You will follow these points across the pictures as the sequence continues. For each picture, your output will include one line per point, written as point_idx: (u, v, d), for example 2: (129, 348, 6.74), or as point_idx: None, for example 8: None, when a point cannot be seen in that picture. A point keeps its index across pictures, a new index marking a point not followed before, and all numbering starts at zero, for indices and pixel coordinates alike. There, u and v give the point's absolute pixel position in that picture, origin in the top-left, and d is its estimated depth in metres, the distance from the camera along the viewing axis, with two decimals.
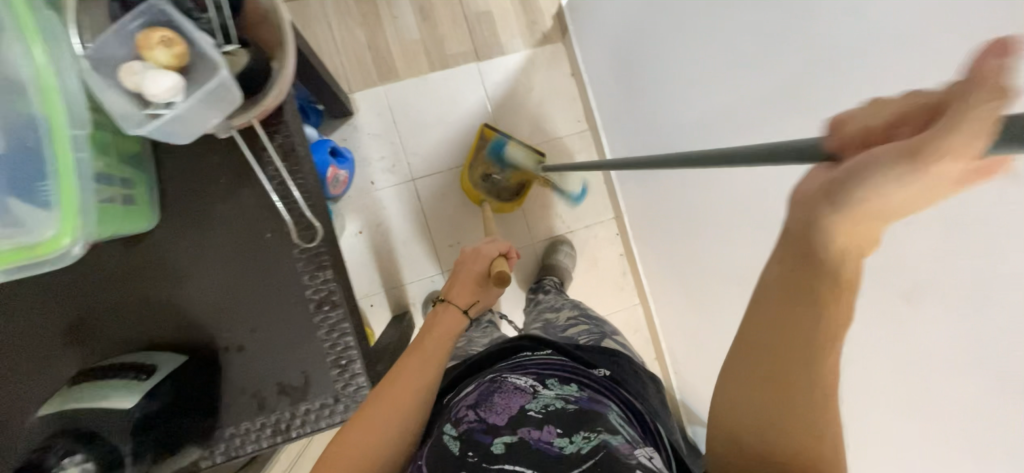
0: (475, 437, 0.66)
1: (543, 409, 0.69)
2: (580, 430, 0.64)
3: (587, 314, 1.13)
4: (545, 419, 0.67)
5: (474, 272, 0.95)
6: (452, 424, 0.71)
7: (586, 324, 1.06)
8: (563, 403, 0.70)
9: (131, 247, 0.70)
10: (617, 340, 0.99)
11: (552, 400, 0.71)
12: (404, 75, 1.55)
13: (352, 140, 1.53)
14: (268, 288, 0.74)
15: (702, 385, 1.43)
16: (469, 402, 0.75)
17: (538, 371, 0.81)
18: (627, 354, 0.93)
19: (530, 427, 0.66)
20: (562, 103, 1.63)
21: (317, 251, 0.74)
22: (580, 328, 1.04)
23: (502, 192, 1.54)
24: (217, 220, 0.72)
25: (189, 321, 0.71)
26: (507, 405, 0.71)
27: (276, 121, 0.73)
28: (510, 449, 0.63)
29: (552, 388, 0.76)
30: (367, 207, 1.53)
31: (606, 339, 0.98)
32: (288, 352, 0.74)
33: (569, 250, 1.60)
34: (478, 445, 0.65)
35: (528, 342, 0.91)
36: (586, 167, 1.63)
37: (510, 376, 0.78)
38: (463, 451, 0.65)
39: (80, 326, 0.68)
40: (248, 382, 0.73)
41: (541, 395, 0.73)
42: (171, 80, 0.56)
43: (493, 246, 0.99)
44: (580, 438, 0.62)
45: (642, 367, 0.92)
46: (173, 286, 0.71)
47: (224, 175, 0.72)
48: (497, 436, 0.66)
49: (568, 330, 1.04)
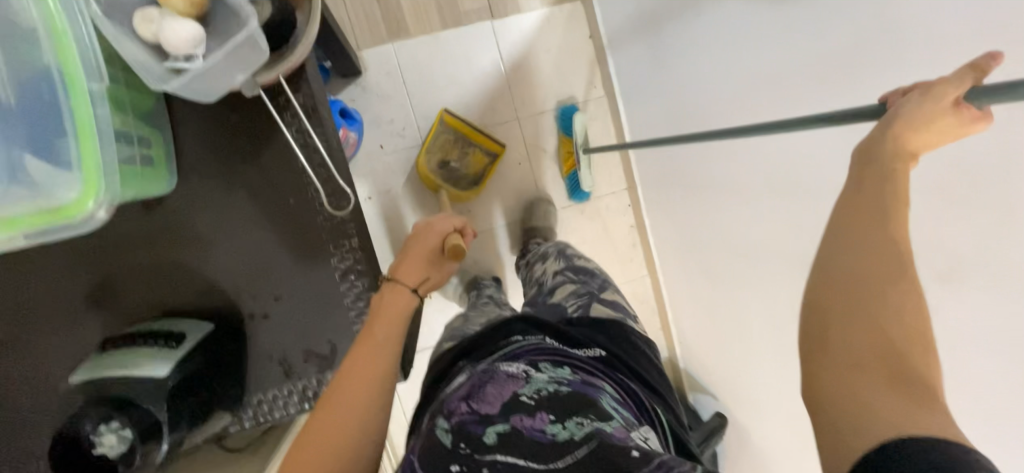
0: (468, 430, 0.64)
1: (536, 394, 0.68)
2: (572, 416, 0.64)
3: (574, 267, 1.10)
4: (538, 405, 0.66)
5: (427, 246, 0.82)
6: (444, 416, 0.68)
7: (574, 282, 1.04)
8: (556, 388, 0.69)
9: (149, 212, 0.67)
10: (605, 303, 0.97)
11: (546, 385, 0.70)
12: (416, 33, 1.47)
13: (360, 101, 1.46)
14: (293, 256, 0.71)
15: (707, 355, 1.46)
16: (460, 393, 0.71)
17: (529, 356, 0.77)
18: (614, 320, 0.92)
19: (522, 415, 0.65)
20: (579, 68, 1.56)
21: (343, 221, 0.72)
22: (566, 291, 1.02)
23: (459, 180, 1.50)
24: (238, 183, 0.69)
25: (212, 287, 0.70)
26: (500, 395, 0.68)
27: (297, 78, 0.68)
28: (503, 438, 0.62)
29: (545, 372, 0.73)
30: (376, 172, 1.49)
31: (594, 304, 0.96)
32: (312, 320, 0.73)
33: None
34: (470, 436, 0.63)
35: (519, 322, 0.87)
36: (601, 136, 1.59)
37: (501, 364, 0.75)
38: (456, 443, 0.63)
39: (105, 289, 0.67)
40: (274, 349, 0.72)
41: (535, 379, 0.71)
42: (192, 29, 0.51)
43: (446, 222, 0.87)
44: (573, 424, 0.63)
45: (637, 335, 0.92)
46: (194, 251, 0.69)
47: (244, 136, 0.68)
48: (489, 426, 0.64)
49: (555, 295, 1.03)
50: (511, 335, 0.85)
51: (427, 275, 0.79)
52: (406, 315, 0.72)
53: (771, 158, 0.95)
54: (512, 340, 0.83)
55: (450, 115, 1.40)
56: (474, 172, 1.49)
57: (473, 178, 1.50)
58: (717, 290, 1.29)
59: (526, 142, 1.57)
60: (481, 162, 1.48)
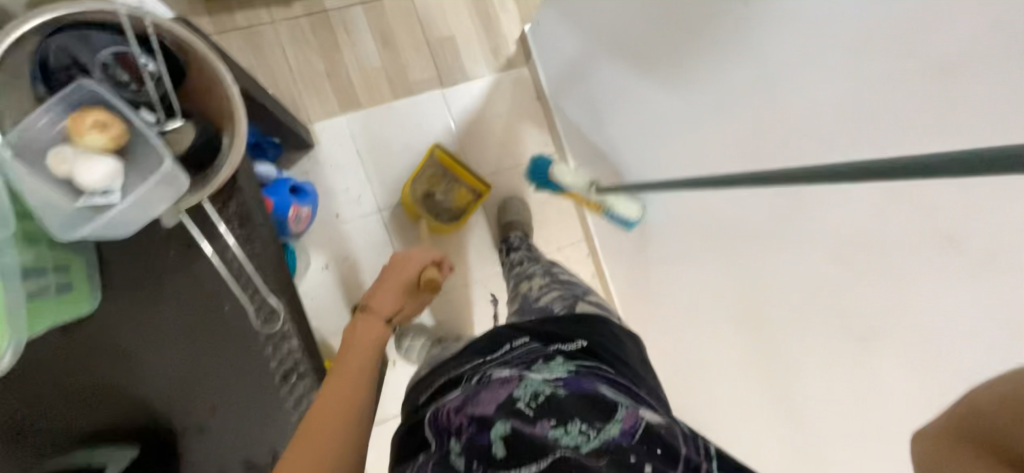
0: (473, 442, 0.52)
1: (535, 399, 0.55)
2: (580, 417, 0.53)
3: (559, 277, 0.94)
4: (541, 411, 0.54)
5: (404, 278, 0.84)
6: (438, 443, 0.55)
7: (561, 289, 0.87)
8: (555, 390, 0.56)
9: (67, 334, 0.64)
10: (591, 302, 0.83)
11: (545, 386, 0.57)
12: (367, 104, 1.51)
13: (314, 172, 1.47)
14: (228, 365, 0.70)
15: None
16: (452, 405, 0.58)
17: (536, 397, 0.55)
18: (607, 319, 0.77)
19: (522, 422, 0.52)
20: (529, 128, 1.62)
21: (282, 325, 0.72)
22: (553, 296, 0.86)
23: (439, 213, 1.51)
24: (169, 295, 0.68)
25: (142, 404, 0.67)
26: (494, 398, 0.56)
27: (230, 189, 0.69)
28: (513, 449, 0.51)
29: (555, 404, 0.54)
30: (333, 240, 1.48)
31: (581, 301, 0.82)
32: (251, 428, 0.70)
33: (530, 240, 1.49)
34: (477, 450, 0.51)
35: (502, 328, 0.74)
36: (555, 191, 1.64)
37: (492, 370, 0.62)
38: (467, 464, 0.51)
39: (16, 421, 0.62)
40: (211, 464, 0.69)
41: (529, 379, 0.58)
42: (108, 167, 0.52)
43: (427, 252, 0.89)
44: (577, 429, 0.52)
45: (621, 328, 0.78)
46: (121, 369, 0.66)
47: (174, 246, 0.68)
48: (492, 433, 0.52)
49: (541, 299, 0.87)
50: (496, 332, 0.73)
51: (399, 311, 0.82)
52: (379, 343, 0.71)
53: None
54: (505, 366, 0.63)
55: (442, 150, 1.46)
56: (458, 206, 1.52)
57: (456, 211, 1.53)
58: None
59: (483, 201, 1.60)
60: (465, 198, 1.52)
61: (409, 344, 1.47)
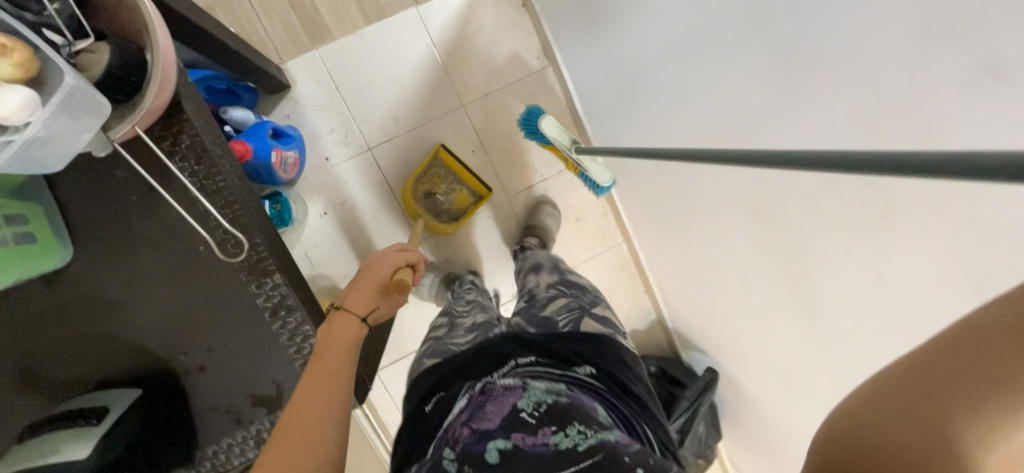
0: (470, 450, 0.64)
1: (535, 409, 0.69)
2: (573, 425, 0.65)
3: (567, 281, 1.09)
4: (539, 421, 0.67)
5: (376, 278, 0.79)
6: (449, 446, 0.67)
7: (567, 299, 1.01)
8: (553, 400, 0.71)
9: (52, 286, 0.64)
10: (597, 314, 0.96)
11: (542, 397, 0.72)
12: (339, 34, 1.40)
13: (295, 115, 1.40)
14: (217, 304, 0.69)
15: (692, 313, 1.44)
16: (462, 418, 0.72)
17: (522, 370, 0.80)
18: (606, 336, 0.90)
19: (524, 433, 0.65)
20: (515, 40, 1.48)
21: (262, 261, 0.69)
22: (559, 304, 1.00)
23: (440, 212, 1.46)
24: (140, 241, 0.66)
25: (139, 349, 0.67)
26: (499, 411, 0.71)
27: (176, 120, 0.63)
28: (506, 455, 0.63)
29: (537, 379, 0.77)
30: (327, 186, 1.44)
31: (585, 317, 0.95)
32: (251, 363, 0.71)
33: (553, 210, 1.54)
34: (472, 454, 0.64)
35: (508, 344, 0.88)
36: (552, 109, 1.52)
37: (499, 380, 0.78)
38: (459, 465, 0.63)
39: (30, 372, 0.65)
40: (219, 400, 0.70)
41: (531, 391, 0.73)
42: (20, 97, 0.44)
43: (401, 254, 0.84)
44: (575, 431, 0.64)
45: (626, 346, 0.91)
46: (110, 317, 0.66)
47: (134, 190, 0.64)
48: (490, 442, 0.65)
49: (548, 307, 1.00)
50: (497, 346, 0.89)
51: (377, 308, 0.76)
52: (354, 347, 0.70)
53: (711, 110, 0.90)
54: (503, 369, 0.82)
55: (445, 150, 1.41)
56: (458, 209, 1.46)
57: (456, 212, 1.47)
58: (687, 247, 1.26)
59: (476, 127, 1.50)
60: (466, 201, 1.47)
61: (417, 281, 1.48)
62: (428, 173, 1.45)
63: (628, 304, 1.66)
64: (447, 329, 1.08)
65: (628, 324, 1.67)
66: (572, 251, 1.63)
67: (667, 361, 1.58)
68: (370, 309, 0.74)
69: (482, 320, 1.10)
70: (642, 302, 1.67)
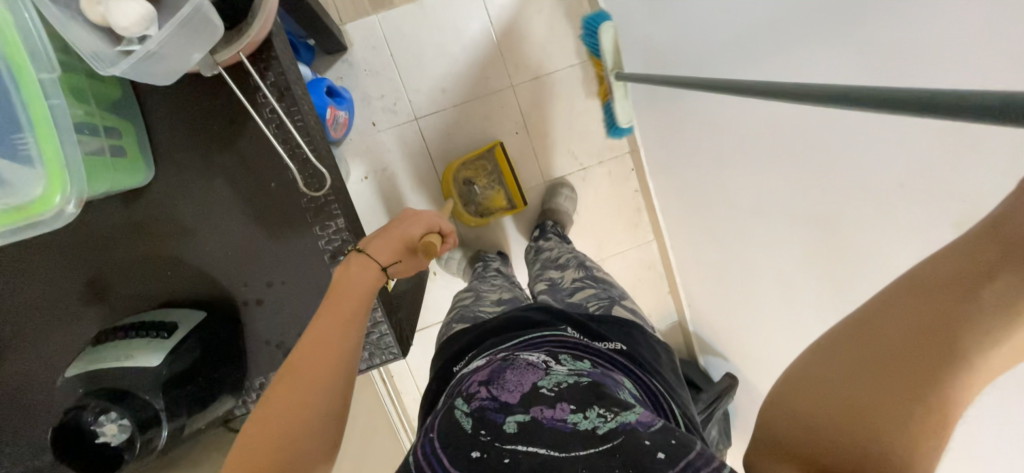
0: (487, 414, 0.65)
1: (555, 386, 0.69)
2: (594, 406, 0.64)
3: (592, 276, 1.11)
4: (558, 395, 0.67)
5: (408, 233, 0.73)
6: (463, 399, 0.70)
7: (593, 289, 1.05)
8: (577, 379, 0.70)
9: (131, 204, 0.66)
10: (626, 305, 0.99)
11: (565, 377, 0.71)
12: (399, 2, 1.40)
13: (348, 78, 1.42)
14: (281, 240, 0.70)
15: (716, 317, 1.44)
16: (480, 377, 0.74)
17: (548, 338, 0.84)
18: (634, 325, 0.92)
19: (542, 406, 0.66)
20: (572, 26, 1.48)
21: (327, 204, 0.70)
22: (587, 293, 1.03)
23: (469, 202, 1.48)
24: (217, 171, 0.67)
25: (204, 275, 0.69)
26: (519, 382, 0.71)
27: (265, 56, 0.65)
28: (524, 427, 0.63)
29: (560, 353, 0.79)
30: (370, 150, 1.46)
31: (616, 305, 0.98)
32: (305, 302, 0.72)
33: (570, 194, 1.52)
34: (490, 424, 0.64)
35: (533, 313, 0.93)
36: (600, 99, 1.52)
37: (522, 354, 0.78)
38: (475, 428, 0.64)
39: (99, 285, 0.67)
40: (272, 333, 0.72)
41: (554, 371, 0.73)
42: (141, 10, 0.47)
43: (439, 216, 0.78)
44: (594, 414, 0.62)
45: (653, 336, 0.93)
46: (180, 241, 0.68)
47: (217, 121, 0.66)
48: (509, 416, 0.65)
49: (575, 295, 1.04)
50: (518, 316, 0.92)
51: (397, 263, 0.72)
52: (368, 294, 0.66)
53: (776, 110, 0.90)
54: (525, 332, 0.86)
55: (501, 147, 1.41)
56: (489, 207, 1.48)
57: (484, 207, 1.48)
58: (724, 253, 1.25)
59: (522, 109, 1.51)
60: (500, 204, 1.48)
61: (448, 255, 1.49)
62: (475, 163, 1.46)
63: (650, 302, 1.67)
64: (473, 298, 1.12)
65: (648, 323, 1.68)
66: (601, 243, 1.63)
67: (684, 363, 1.58)
68: (392, 261, 0.70)
69: (505, 293, 1.15)
70: (664, 303, 1.68)
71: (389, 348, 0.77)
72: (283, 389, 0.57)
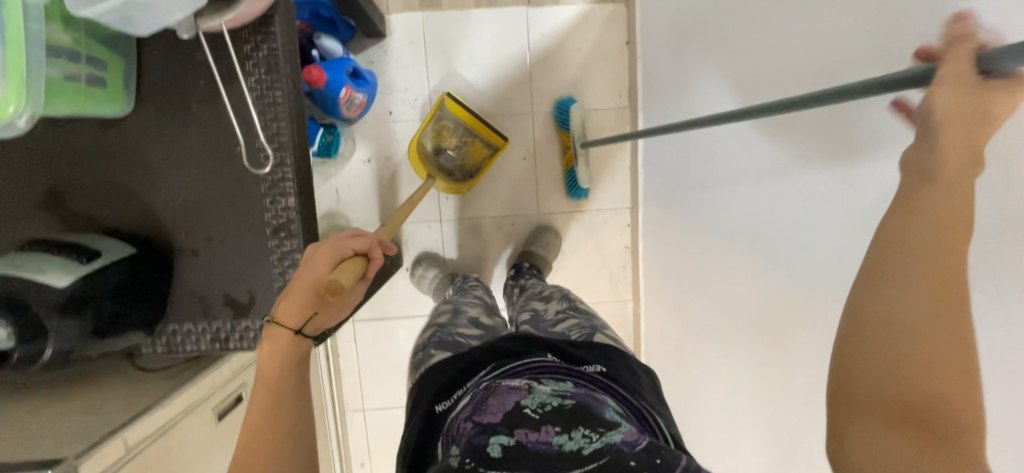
0: (474, 441, 0.62)
1: (540, 407, 0.66)
2: (579, 426, 0.62)
3: (575, 306, 1.09)
4: (543, 418, 0.64)
5: (314, 278, 0.65)
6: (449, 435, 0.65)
7: (576, 318, 1.02)
8: (560, 401, 0.67)
9: (106, 129, 0.70)
10: (609, 335, 0.96)
11: (549, 398, 0.68)
12: (447, 7, 1.44)
13: (379, 64, 1.46)
14: (230, 202, 0.72)
15: (667, 397, 1.38)
16: (464, 411, 0.70)
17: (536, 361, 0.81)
18: (614, 346, 0.90)
19: (527, 429, 0.63)
20: (606, 72, 1.48)
21: (283, 181, 0.72)
22: (571, 323, 1.00)
23: (454, 170, 1.43)
24: (191, 121, 0.70)
25: (150, 213, 0.72)
26: (503, 405, 0.68)
27: (264, 30, 0.68)
28: (510, 451, 0.60)
29: (549, 376, 0.77)
30: (381, 136, 1.49)
31: (598, 333, 0.95)
32: (236, 266, 0.74)
33: (552, 239, 1.51)
34: (474, 449, 0.61)
35: (510, 343, 0.87)
36: (615, 149, 1.51)
37: (503, 381, 0.75)
38: (462, 458, 0.60)
39: (56, 196, 0.70)
40: (198, 286, 0.74)
41: (537, 391, 0.70)
42: None
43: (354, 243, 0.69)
44: (580, 434, 0.61)
45: (635, 360, 0.88)
46: (138, 175, 0.71)
47: (202, 76, 0.69)
48: (494, 438, 0.62)
49: (558, 324, 1.01)
50: (501, 346, 0.87)
51: (316, 315, 0.67)
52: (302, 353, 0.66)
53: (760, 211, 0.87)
54: (512, 359, 0.82)
55: (452, 99, 1.32)
56: (470, 163, 1.41)
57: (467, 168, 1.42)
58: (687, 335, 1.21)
59: (535, 137, 1.51)
60: (479, 154, 1.39)
61: (422, 273, 1.49)
62: (442, 126, 1.38)
63: None
64: (449, 316, 1.08)
65: None
66: (578, 288, 1.60)
67: None
68: (305, 320, 0.65)
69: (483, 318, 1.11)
70: None
71: None
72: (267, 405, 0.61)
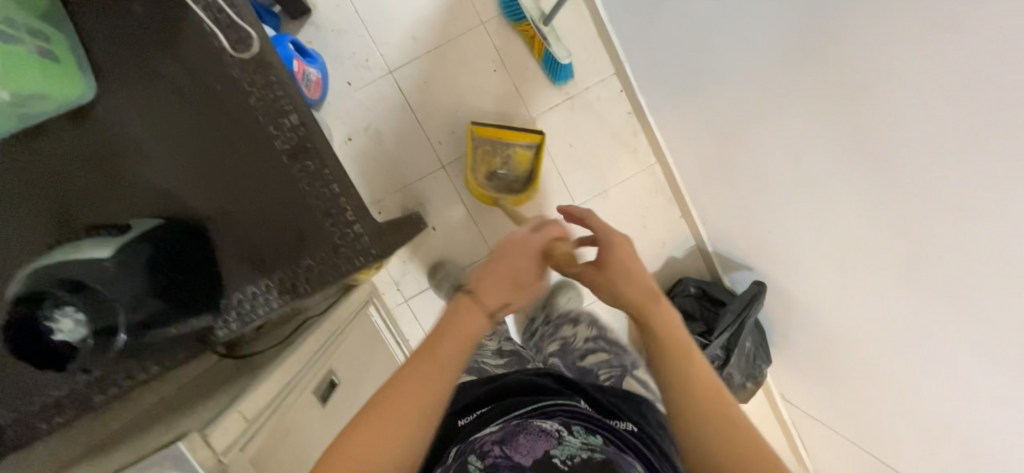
0: None
1: (568, 459, 0.55)
2: None
3: (608, 337, 0.97)
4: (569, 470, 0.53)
5: (514, 267, 0.63)
6: (476, 458, 0.58)
7: (608, 353, 0.92)
8: (589, 454, 0.55)
9: (80, 123, 0.65)
10: (639, 375, 0.86)
11: (577, 450, 0.56)
12: None
13: (317, 41, 1.41)
14: (237, 144, 0.68)
15: (733, 226, 1.34)
16: (493, 437, 0.61)
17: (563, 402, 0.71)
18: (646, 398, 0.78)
19: None
20: None
21: (278, 99, 0.67)
22: (600, 359, 0.90)
23: (512, 184, 1.44)
24: (161, 79, 0.66)
25: (163, 191, 0.67)
26: (532, 451, 0.56)
27: None
28: None
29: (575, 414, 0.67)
30: (351, 111, 1.45)
31: (628, 377, 0.85)
32: (271, 208, 0.69)
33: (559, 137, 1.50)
34: None
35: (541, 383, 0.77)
36: (576, 23, 1.47)
37: (535, 420, 0.64)
38: None
39: (60, 211, 0.65)
40: (243, 245, 0.69)
41: (567, 442, 0.58)
42: None
43: (545, 235, 0.66)
44: None
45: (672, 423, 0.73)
46: (133, 158, 0.66)
47: (154, 28, 0.66)
48: None
49: (586, 359, 0.92)
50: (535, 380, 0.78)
51: (510, 305, 0.63)
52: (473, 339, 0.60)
53: None
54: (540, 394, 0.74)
55: (476, 126, 1.31)
56: (524, 171, 1.41)
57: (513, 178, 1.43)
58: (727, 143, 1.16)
59: (496, 45, 1.46)
60: (526, 159, 1.37)
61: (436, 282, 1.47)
62: (481, 156, 1.39)
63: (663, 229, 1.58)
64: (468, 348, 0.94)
65: (665, 250, 1.58)
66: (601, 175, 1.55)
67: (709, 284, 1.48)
68: (501, 309, 0.62)
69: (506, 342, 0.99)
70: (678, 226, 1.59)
71: (366, 249, 0.70)
72: (399, 376, 0.56)
